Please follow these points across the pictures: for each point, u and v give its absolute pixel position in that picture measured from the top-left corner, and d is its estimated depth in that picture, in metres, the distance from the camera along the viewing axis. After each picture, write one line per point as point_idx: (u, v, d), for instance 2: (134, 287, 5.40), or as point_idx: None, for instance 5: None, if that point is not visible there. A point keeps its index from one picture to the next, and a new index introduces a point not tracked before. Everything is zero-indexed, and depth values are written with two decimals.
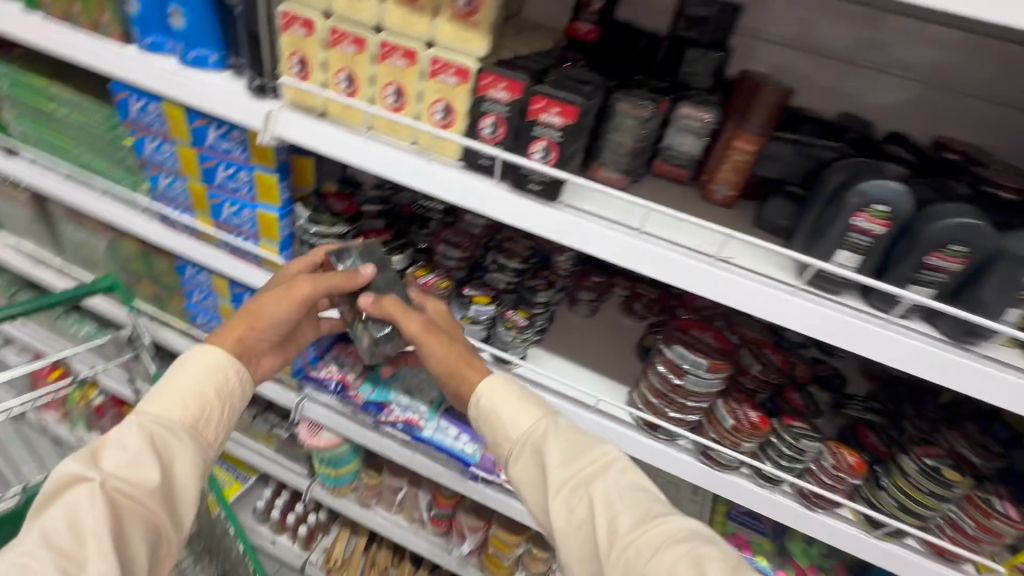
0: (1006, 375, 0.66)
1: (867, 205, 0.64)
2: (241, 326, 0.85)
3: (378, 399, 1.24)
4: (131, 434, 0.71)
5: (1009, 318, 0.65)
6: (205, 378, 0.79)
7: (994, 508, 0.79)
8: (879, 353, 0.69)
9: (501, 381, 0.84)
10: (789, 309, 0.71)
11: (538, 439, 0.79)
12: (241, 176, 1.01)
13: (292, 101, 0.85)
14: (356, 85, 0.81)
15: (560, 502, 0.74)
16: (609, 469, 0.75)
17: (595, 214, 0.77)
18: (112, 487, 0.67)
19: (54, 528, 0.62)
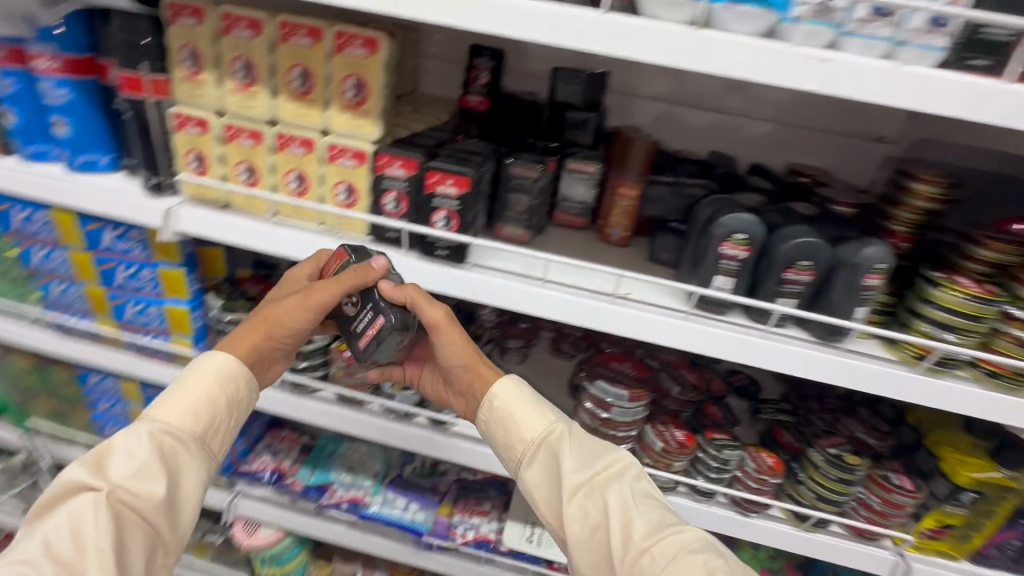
0: (869, 364, 0.77)
1: (729, 235, 0.75)
2: (259, 333, 0.78)
3: (318, 482, 1.21)
4: (139, 440, 0.67)
5: (860, 316, 0.76)
6: (217, 387, 0.74)
7: (892, 483, 0.89)
8: (764, 361, 0.78)
9: (516, 383, 0.81)
10: (683, 333, 0.78)
11: (554, 446, 0.77)
12: (145, 275, 0.98)
13: (192, 196, 0.87)
14: (257, 175, 0.84)
15: (573, 506, 0.73)
16: (625, 477, 0.74)
17: (501, 270, 0.83)
18: (116, 498, 0.64)
19: (52, 539, 0.61)
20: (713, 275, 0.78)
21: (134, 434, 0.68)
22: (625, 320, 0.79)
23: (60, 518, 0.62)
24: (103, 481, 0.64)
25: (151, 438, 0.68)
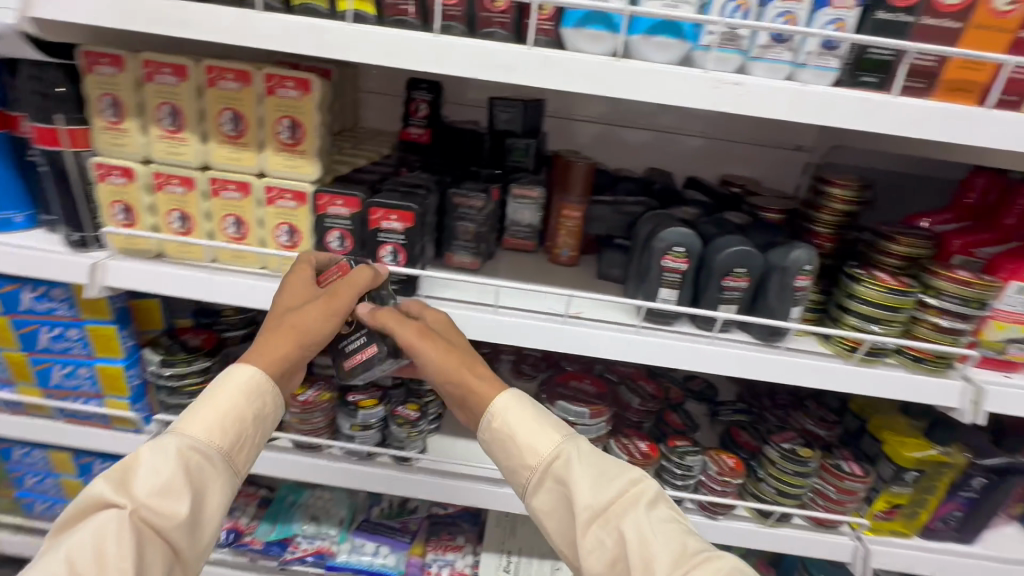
0: (970, 389, 0.70)
1: (808, 265, 0.69)
2: (288, 339, 0.62)
3: (279, 537, 1.03)
4: (281, 332, 0.62)
5: (964, 338, 0.70)
6: (244, 403, 0.60)
7: (971, 482, 0.82)
8: (847, 388, 0.71)
9: (517, 396, 0.65)
10: (750, 359, 0.71)
11: (577, 466, 0.60)
12: (75, 338, 0.83)
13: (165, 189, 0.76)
14: (239, 132, 0.68)
15: (590, 538, 0.57)
16: (638, 506, 0.57)
17: (528, 309, 0.75)
18: (265, 385, 0.62)
19: (209, 426, 0.58)
20: (792, 302, 0.70)
21: (275, 327, 0.63)
22: (682, 347, 0.71)
23: (213, 404, 0.58)
24: (252, 369, 0.61)
25: (293, 330, 0.62)
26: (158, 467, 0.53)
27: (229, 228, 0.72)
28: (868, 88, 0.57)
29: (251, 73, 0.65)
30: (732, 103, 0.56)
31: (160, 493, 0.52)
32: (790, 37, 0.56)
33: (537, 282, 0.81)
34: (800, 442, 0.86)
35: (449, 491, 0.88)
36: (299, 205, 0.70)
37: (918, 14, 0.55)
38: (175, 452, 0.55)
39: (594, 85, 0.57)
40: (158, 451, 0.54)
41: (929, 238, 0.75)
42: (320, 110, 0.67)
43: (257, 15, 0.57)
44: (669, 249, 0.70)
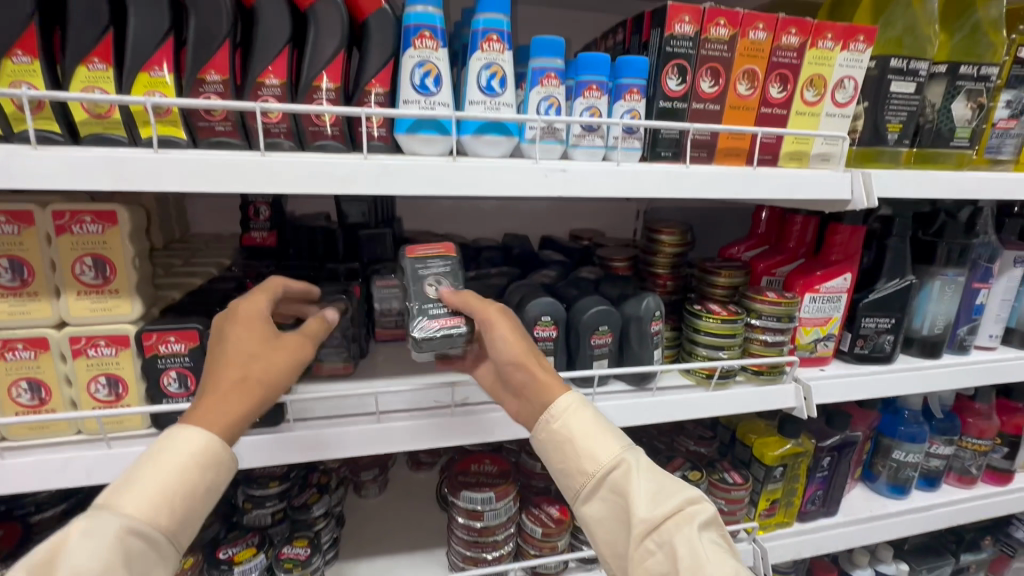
0: (802, 387, 0.83)
1: (658, 312, 0.77)
2: (257, 393, 0.53)
3: None
4: (244, 386, 0.53)
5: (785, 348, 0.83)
6: (196, 474, 0.49)
7: (823, 465, 0.96)
8: (713, 410, 0.79)
9: (583, 404, 0.61)
10: (635, 410, 0.75)
11: (635, 474, 0.56)
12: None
13: None
14: (27, 276, 0.56)
15: (640, 549, 0.54)
16: (694, 524, 0.53)
17: (411, 408, 0.72)
18: (222, 455, 0.50)
19: (156, 501, 0.47)
20: (652, 346, 0.77)
21: (223, 378, 0.52)
22: None
23: (159, 476, 0.47)
24: (206, 434, 0.50)
25: (255, 384, 0.53)
26: (95, 552, 0.42)
27: (23, 396, 0.59)
28: (666, 161, 0.68)
29: (32, 213, 0.55)
30: (564, 187, 0.61)
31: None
32: (598, 127, 0.63)
33: (417, 381, 0.77)
34: (688, 466, 0.93)
35: None
36: (119, 351, 0.60)
37: (689, 101, 0.66)
38: (115, 537, 0.44)
39: (437, 186, 0.58)
40: (96, 537, 0.43)
41: (741, 267, 0.88)
42: (132, 240, 0.58)
43: (32, 149, 0.48)
44: (537, 320, 0.73)
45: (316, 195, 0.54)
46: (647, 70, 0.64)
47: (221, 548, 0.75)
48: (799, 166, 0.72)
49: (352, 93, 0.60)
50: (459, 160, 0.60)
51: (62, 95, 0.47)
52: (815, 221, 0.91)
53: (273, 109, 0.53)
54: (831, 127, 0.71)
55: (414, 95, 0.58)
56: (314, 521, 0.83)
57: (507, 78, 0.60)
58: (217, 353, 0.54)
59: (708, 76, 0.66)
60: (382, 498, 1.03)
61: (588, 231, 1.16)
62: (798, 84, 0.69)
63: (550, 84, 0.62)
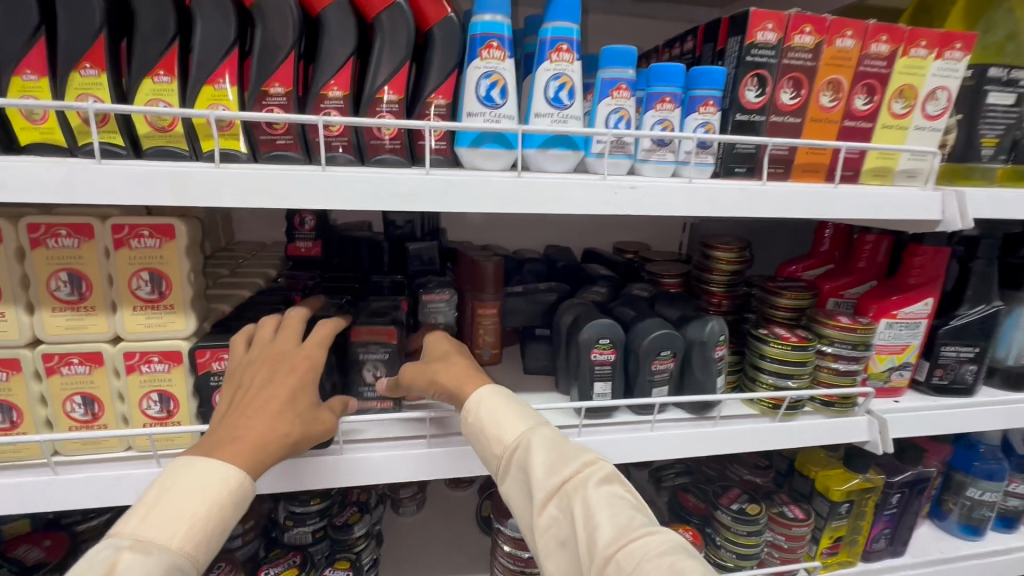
0: (876, 420, 0.76)
1: (720, 339, 0.72)
2: (286, 450, 0.52)
3: None
4: (280, 442, 0.51)
5: (858, 376, 0.77)
6: (231, 510, 0.46)
7: (892, 502, 0.89)
8: (777, 443, 0.74)
9: (494, 391, 0.58)
10: (697, 440, 0.71)
11: (538, 445, 0.52)
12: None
13: None
14: (85, 291, 0.55)
15: (543, 517, 0.49)
16: (590, 483, 0.49)
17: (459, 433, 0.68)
18: (249, 492, 0.48)
19: (197, 538, 0.43)
20: (716, 373, 0.72)
21: (269, 426, 0.50)
22: (629, 439, 0.68)
23: (190, 507, 0.44)
24: (239, 474, 0.47)
25: (293, 442, 0.52)
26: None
27: (76, 410, 0.58)
28: (741, 177, 0.63)
29: (92, 226, 0.54)
30: (633, 205, 0.58)
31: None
32: (670, 141, 0.60)
33: None
34: (745, 499, 0.88)
35: None
36: (172, 367, 0.58)
37: (768, 113, 0.62)
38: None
39: (501, 203, 0.55)
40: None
41: (808, 288, 0.83)
42: (189, 254, 0.57)
43: (94, 163, 0.47)
44: (595, 343, 0.69)
45: (377, 211, 0.52)
46: (724, 81, 0.60)
47: (262, 568, 0.74)
48: (882, 183, 0.66)
49: (412, 106, 0.58)
50: (524, 175, 0.57)
51: (128, 108, 0.46)
52: (888, 240, 0.85)
53: (334, 122, 0.51)
54: (920, 141, 0.66)
55: (479, 107, 0.55)
56: (355, 542, 0.81)
57: (576, 89, 0.57)
58: (264, 396, 0.52)
59: (789, 87, 0.61)
60: (420, 517, 1.00)
61: (634, 244, 1.11)
62: (886, 95, 0.64)
63: (621, 97, 0.59)
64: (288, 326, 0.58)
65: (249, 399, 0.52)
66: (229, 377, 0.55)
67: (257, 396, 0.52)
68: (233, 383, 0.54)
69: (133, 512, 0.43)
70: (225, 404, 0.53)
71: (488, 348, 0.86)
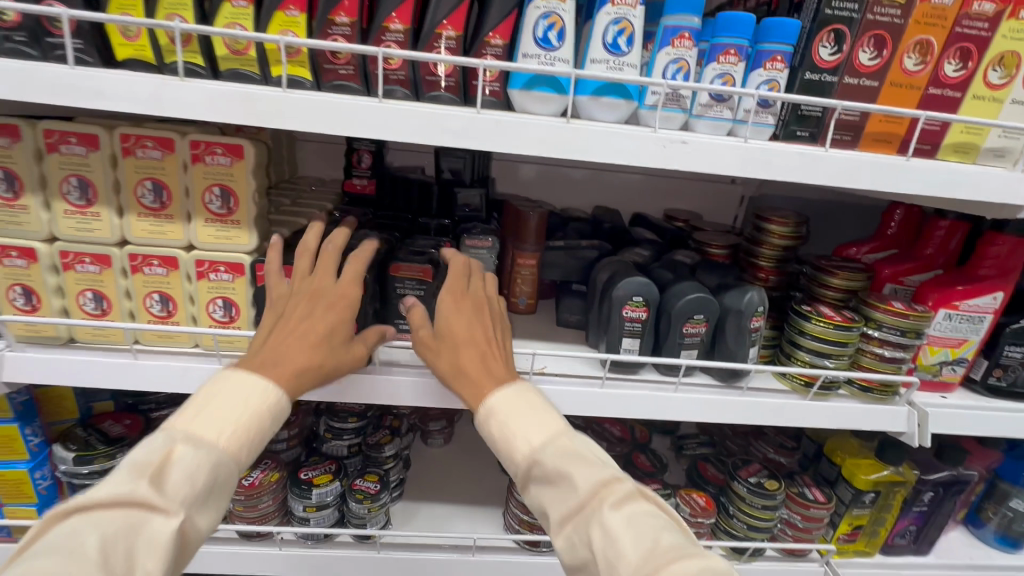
0: (915, 411, 0.73)
1: (756, 310, 0.71)
2: (318, 378, 0.55)
3: None
4: (314, 370, 0.55)
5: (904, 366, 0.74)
6: (269, 422, 0.50)
7: (922, 499, 0.87)
8: (804, 421, 0.73)
9: (501, 394, 0.56)
10: (721, 407, 0.71)
11: (552, 460, 0.51)
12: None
13: (25, 336, 0.65)
14: (166, 198, 0.61)
15: (563, 538, 0.50)
16: (608, 509, 0.48)
17: None
18: (287, 407, 0.52)
19: (241, 441, 0.48)
20: (749, 343, 0.72)
21: (306, 354, 0.54)
22: (652, 396, 0.70)
23: (234, 414, 0.48)
24: (278, 391, 0.51)
25: (326, 371, 0.56)
26: (193, 477, 0.43)
27: (154, 306, 0.65)
28: (802, 142, 0.61)
29: (173, 141, 0.60)
30: (683, 160, 0.57)
31: (192, 504, 0.43)
32: (729, 97, 0.58)
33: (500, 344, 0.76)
34: (765, 474, 0.88)
35: (415, 565, 0.83)
36: (235, 277, 0.64)
37: (841, 74, 0.58)
38: (208, 467, 0.44)
39: (547, 148, 0.56)
40: (193, 466, 0.44)
41: (863, 270, 0.79)
42: (255, 174, 0.62)
43: (177, 80, 0.51)
44: (628, 299, 0.70)
45: (428, 145, 0.54)
46: (796, 35, 0.57)
47: (301, 470, 0.82)
48: (962, 160, 0.62)
49: (470, 44, 0.59)
50: (573, 123, 0.57)
51: (209, 29, 0.50)
52: (963, 228, 0.79)
53: (395, 55, 0.53)
54: (1015, 117, 0.60)
55: (535, 49, 0.55)
56: (384, 460, 0.88)
57: (636, 36, 0.56)
58: (302, 328, 0.56)
59: (870, 46, 0.57)
60: (446, 450, 1.06)
61: (684, 212, 1.09)
62: (982, 62, 0.58)
63: (683, 46, 0.57)
64: (324, 261, 0.61)
65: (289, 328, 0.56)
66: (270, 306, 0.59)
67: (296, 325, 0.56)
68: (275, 312, 0.58)
69: (182, 412, 0.48)
70: (265, 329, 0.57)
71: (524, 297, 0.90)
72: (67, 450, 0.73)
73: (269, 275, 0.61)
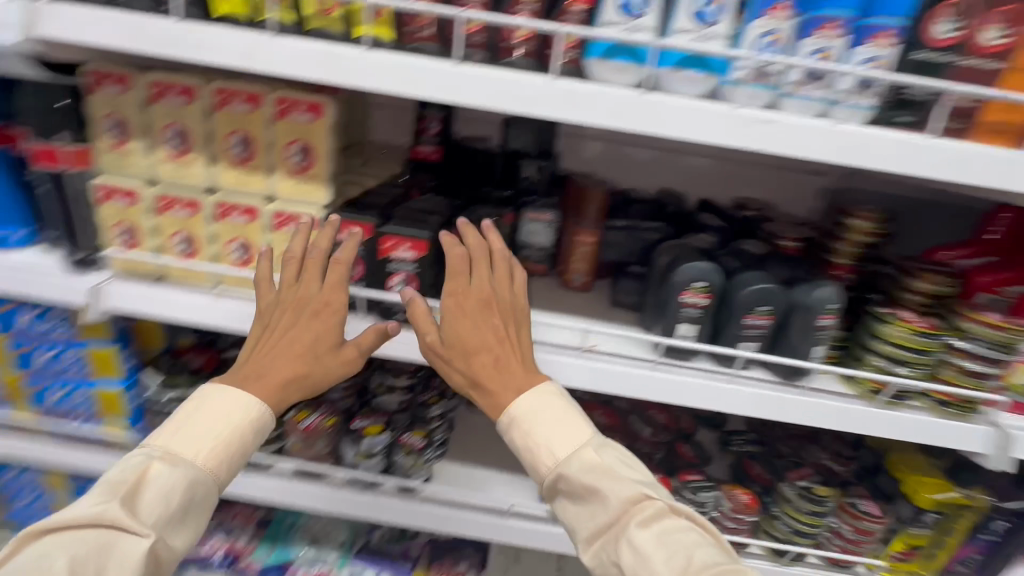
0: (997, 432, 0.67)
1: (828, 307, 0.67)
2: (298, 386, 0.62)
3: (276, 561, 1.02)
4: (291, 381, 0.61)
5: (990, 382, 0.68)
6: (240, 440, 0.59)
7: (994, 528, 0.80)
8: (866, 429, 0.69)
9: (524, 409, 0.61)
10: (775, 404, 0.69)
11: (580, 475, 0.59)
12: (67, 364, 0.79)
13: (125, 271, 0.72)
14: (252, 151, 0.65)
15: (594, 546, 0.58)
16: (637, 527, 0.55)
17: (539, 342, 0.72)
18: (262, 423, 0.61)
19: (214, 458, 0.57)
20: (816, 341, 0.68)
21: (287, 368, 0.61)
22: (704, 385, 0.68)
23: (209, 434, 0.58)
24: (252, 407, 0.60)
25: (308, 381, 0.62)
26: (168, 496, 0.54)
27: (235, 252, 0.70)
28: (902, 128, 0.56)
29: (262, 96, 0.63)
30: (765, 141, 0.54)
31: (164, 520, 0.54)
32: (823, 75, 0.54)
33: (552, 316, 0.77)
34: (816, 480, 0.84)
35: (452, 521, 0.86)
36: (307, 231, 0.68)
37: (957, 54, 0.52)
38: (181, 485, 0.55)
39: (620, 120, 0.54)
40: (167, 483, 0.54)
41: (955, 275, 0.72)
42: (332, 132, 0.64)
43: (269, 37, 0.54)
44: (688, 283, 0.68)
45: (498, 113, 0.54)
46: (909, 8, 0.52)
47: (354, 419, 0.87)
48: None
49: (550, 10, 0.58)
50: (650, 95, 0.55)
51: None
52: None
53: (475, 19, 0.53)
54: None
55: (617, 16, 0.54)
56: (430, 420, 0.89)
57: (726, 5, 0.53)
58: (289, 339, 0.62)
59: (997, 23, 0.51)
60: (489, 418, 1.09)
61: (757, 200, 1.03)
62: None
63: (777, 17, 0.53)
64: (309, 266, 0.63)
65: (275, 342, 0.62)
66: (261, 313, 0.64)
67: (280, 338, 0.62)
68: (262, 321, 0.63)
69: (166, 430, 0.58)
70: (254, 338, 0.64)
71: (580, 275, 0.89)
72: (158, 375, 0.84)
73: (258, 284, 0.64)
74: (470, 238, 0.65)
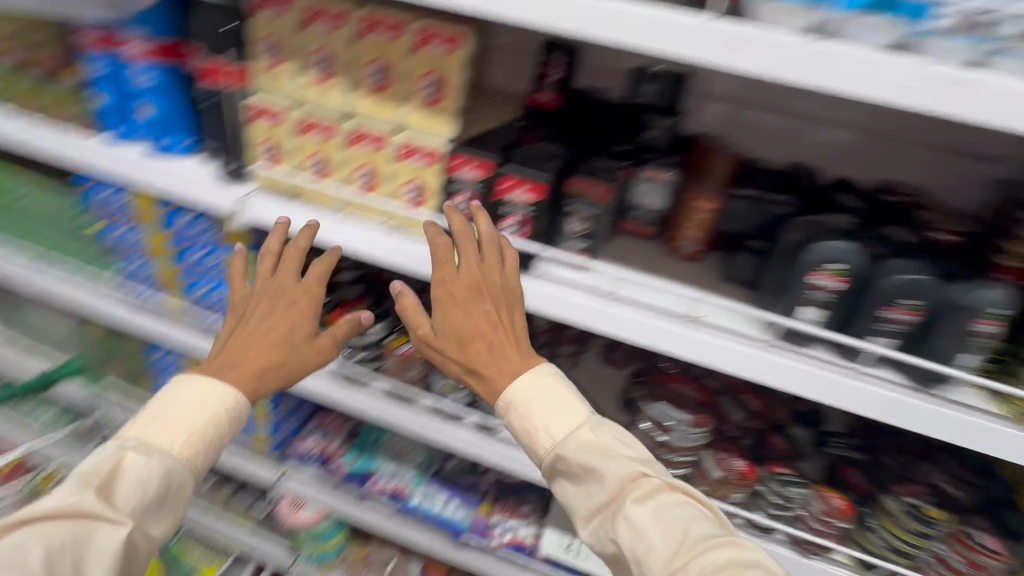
0: None
1: (991, 311, 0.58)
2: (278, 372, 0.69)
3: (361, 469, 1.13)
4: (272, 369, 0.69)
5: None
6: (211, 428, 0.65)
7: None
8: (1012, 453, 0.60)
9: (521, 392, 0.63)
10: (901, 409, 0.62)
11: (575, 454, 0.61)
12: (211, 265, 0.89)
13: (266, 186, 0.79)
14: (388, 80, 0.67)
15: (596, 523, 0.60)
16: (633, 504, 0.56)
17: (643, 303, 0.69)
18: (236, 409, 0.67)
19: (188, 446, 0.63)
20: (965, 347, 0.60)
21: (264, 354, 0.69)
22: (821, 375, 0.63)
23: (183, 425, 0.63)
24: (227, 394, 0.67)
25: (287, 370, 0.70)
26: (144, 484, 0.59)
27: (360, 179, 0.74)
28: None
29: (405, 25, 0.64)
30: (960, 104, 0.46)
31: (142, 506, 0.59)
32: None
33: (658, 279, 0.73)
34: (928, 499, 0.75)
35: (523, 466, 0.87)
36: (429, 164, 0.70)
37: None
38: (158, 472, 0.60)
39: (781, 68, 0.49)
40: (144, 471, 0.60)
41: None
42: (465, 66, 0.65)
43: None
44: (821, 263, 0.62)
45: (641, 52, 0.51)
46: None
47: None
48: None
49: None
50: (822, 42, 0.48)
51: None
52: None
53: None
54: None
55: None
56: None
57: None
58: (266, 328, 0.70)
59: None
60: None
61: (911, 184, 0.89)
62: None
63: None
64: (288, 260, 0.71)
65: (253, 328, 0.70)
66: (238, 306, 0.72)
67: (259, 324, 0.70)
68: (239, 312, 0.72)
69: (140, 425, 0.63)
70: (230, 329, 0.71)
71: (690, 244, 0.85)
72: None
73: (236, 281, 0.74)
74: (455, 223, 0.66)
